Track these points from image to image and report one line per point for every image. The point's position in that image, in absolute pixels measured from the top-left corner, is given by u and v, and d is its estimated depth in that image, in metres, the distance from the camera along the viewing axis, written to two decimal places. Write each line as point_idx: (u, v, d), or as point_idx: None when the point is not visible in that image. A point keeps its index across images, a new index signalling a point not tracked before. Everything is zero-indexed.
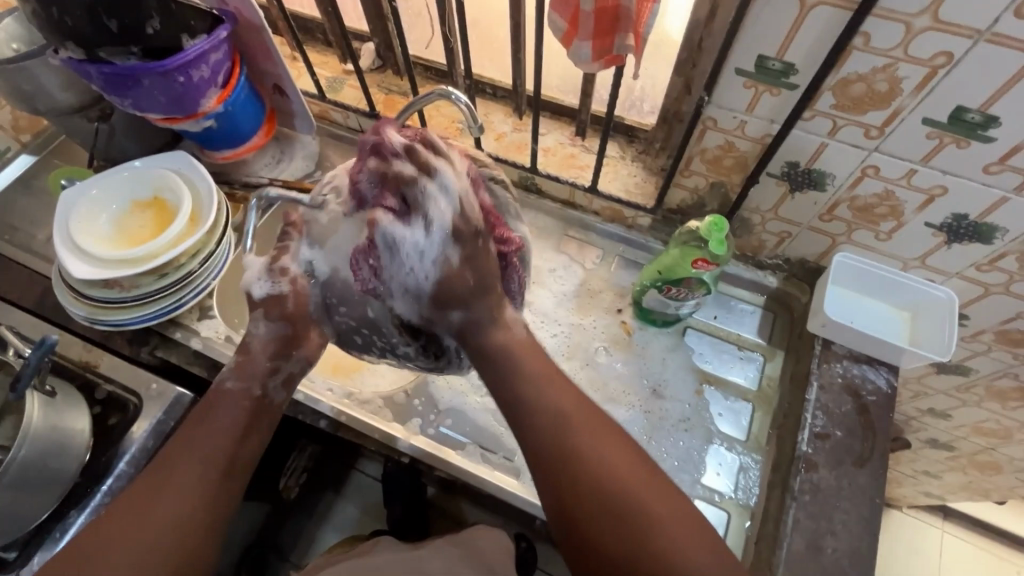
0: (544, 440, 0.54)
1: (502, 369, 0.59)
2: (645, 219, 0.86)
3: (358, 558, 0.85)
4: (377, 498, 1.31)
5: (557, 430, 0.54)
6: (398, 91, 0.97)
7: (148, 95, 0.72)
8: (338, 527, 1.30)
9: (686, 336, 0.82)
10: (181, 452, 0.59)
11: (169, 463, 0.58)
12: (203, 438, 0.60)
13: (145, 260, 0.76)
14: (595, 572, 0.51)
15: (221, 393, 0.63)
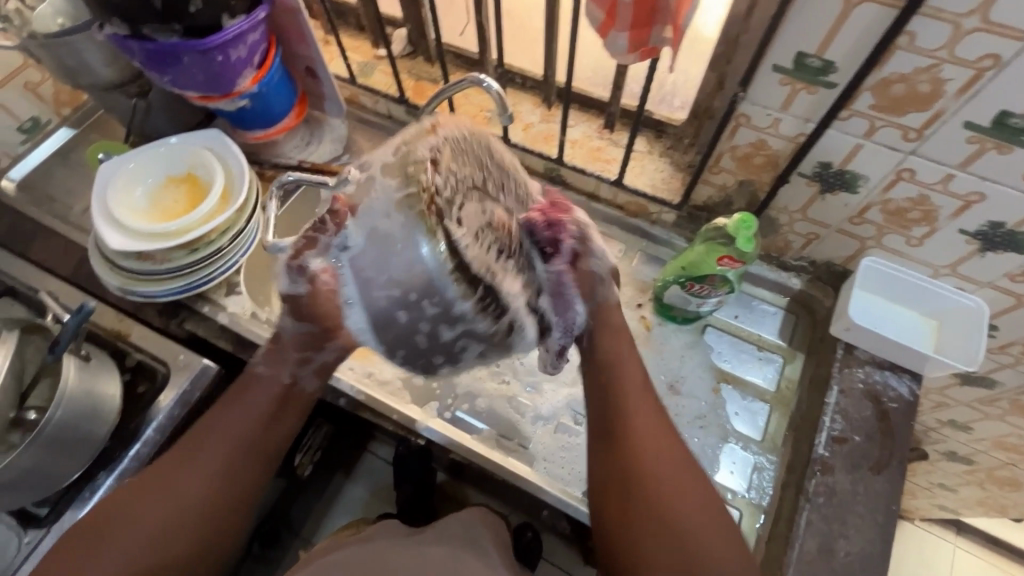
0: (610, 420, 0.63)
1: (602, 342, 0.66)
2: (670, 214, 0.86)
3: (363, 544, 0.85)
4: (388, 481, 1.36)
5: (620, 416, 0.63)
6: (428, 77, 0.97)
7: (187, 73, 0.74)
8: (348, 510, 1.34)
9: (705, 334, 0.81)
10: (212, 429, 0.62)
11: (201, 437, 0.62)
12: (231, 420, 0.63)
13: (179, 234, 0.78)
14: (617, 543, 0.59)
15: (254, 376, 0.65)
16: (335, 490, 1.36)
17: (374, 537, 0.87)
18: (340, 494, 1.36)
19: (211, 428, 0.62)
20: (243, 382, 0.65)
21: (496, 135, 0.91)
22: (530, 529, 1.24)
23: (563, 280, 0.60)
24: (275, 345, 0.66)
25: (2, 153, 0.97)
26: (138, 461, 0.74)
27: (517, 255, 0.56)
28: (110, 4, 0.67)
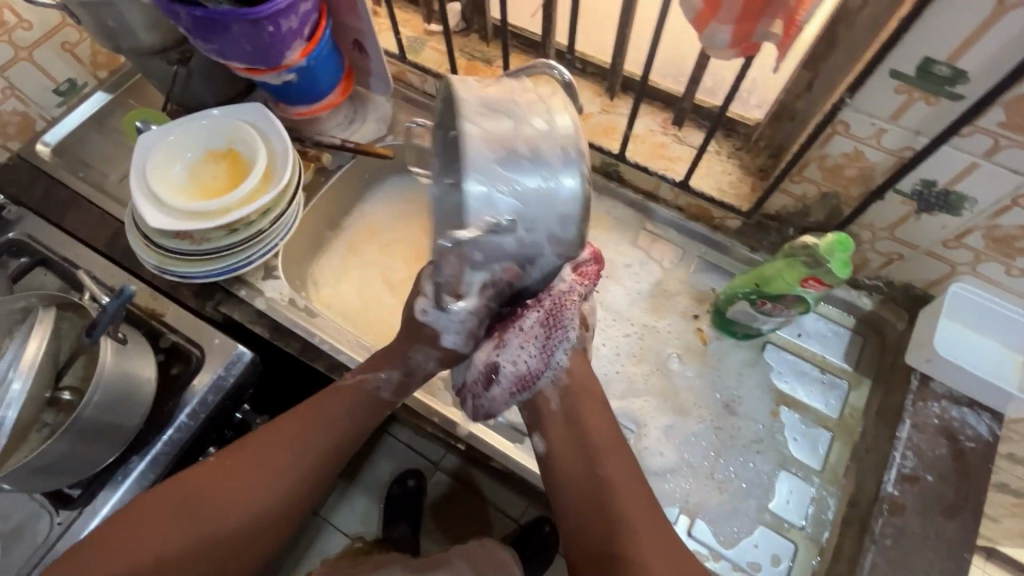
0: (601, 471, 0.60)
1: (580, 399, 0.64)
2: (735, 221, 0.80)
3: None
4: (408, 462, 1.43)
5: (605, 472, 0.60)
6: (481, 57, 0.91)
7: (235, 43, 0.69)
8: (367, 489, 1.41)
9: (765, 352, 0.77)
10: (287, 436, 0.66)
11: (273, 436, 0.66)
12: (309, 430, 0.66)
13: (218, 215, 0.75)
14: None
15: (348, 389, 0.68)
16: (357, 469, 1.42)
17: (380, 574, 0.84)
18: (361, 474, 1.42)
19: (285, 430, 0.66)
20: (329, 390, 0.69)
21: None
22: (548, 524, 1.30)
23: (567, 297, 0.59)
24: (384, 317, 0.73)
25: (37, 115, 0.93)
26: (171, 446, 0.73)
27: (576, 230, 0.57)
28: None
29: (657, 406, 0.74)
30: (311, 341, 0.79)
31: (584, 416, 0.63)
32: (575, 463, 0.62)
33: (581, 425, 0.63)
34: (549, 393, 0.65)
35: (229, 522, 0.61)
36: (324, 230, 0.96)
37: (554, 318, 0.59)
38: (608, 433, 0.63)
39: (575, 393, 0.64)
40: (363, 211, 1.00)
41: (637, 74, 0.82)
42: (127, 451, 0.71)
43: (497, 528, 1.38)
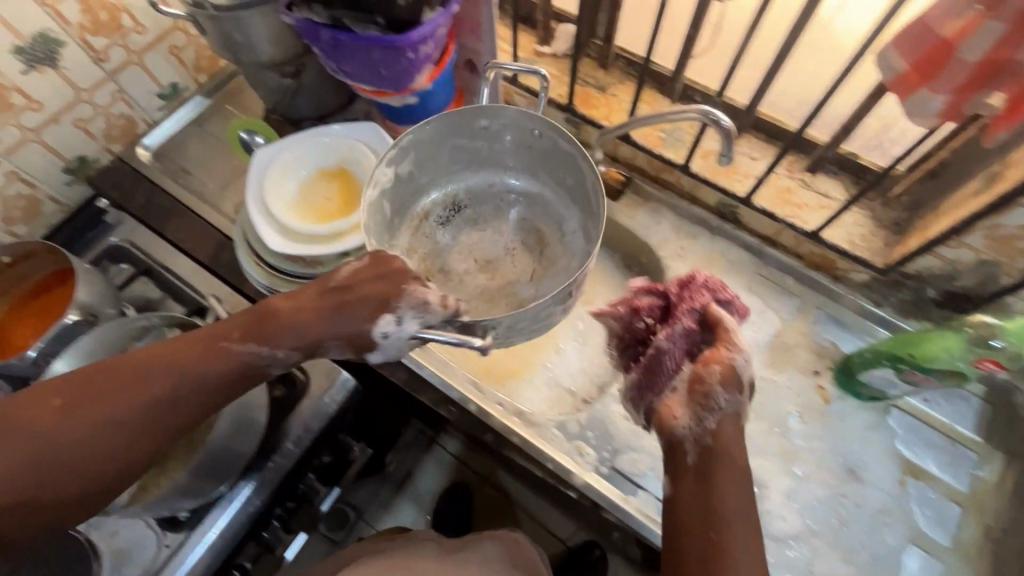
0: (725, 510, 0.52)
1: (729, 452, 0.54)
2: (861, 275, 0.77)
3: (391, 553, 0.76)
4: (456, 476, 1.41)
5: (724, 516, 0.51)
6: (595, 84, 0.88)
7: (372, 67, 0.67)
8: (414, 498, 1.40)
9: (890, 416, 0.73)
10: (148, 378, 0.52)
11: (133, 384, 0.51)
12: (172, 376, 0.52)
13: (335, 240, 0.73)
14: None
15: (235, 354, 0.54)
16: (405, 479, 1.40)
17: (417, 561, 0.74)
18: (410, 481, 1.41)
19: (142, 382, 0.52)
20: (207, 350, 0.54)
21: (670, 160, 0.82)
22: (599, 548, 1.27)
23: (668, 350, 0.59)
24: (327, 279, 0.57)
25: (140, 118, 0.92)
26: (275, 473, 0.72)
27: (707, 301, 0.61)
28: None
29: (777, 468, 0.71)
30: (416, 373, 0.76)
31: (716, 480, 0.53)
32: (695, 523, 0.52)
33: (708, 483, 0.53)
34: (687, 446, 0.56)
35: (50, 470, 0.49)
36: None
37: (652, 364, 0.61)
38: (737, 493, 0.52)
39: (713, 446, 0.54)
40: None
41: (793, 126, 0.75)
42: (238, 479, 0.70)
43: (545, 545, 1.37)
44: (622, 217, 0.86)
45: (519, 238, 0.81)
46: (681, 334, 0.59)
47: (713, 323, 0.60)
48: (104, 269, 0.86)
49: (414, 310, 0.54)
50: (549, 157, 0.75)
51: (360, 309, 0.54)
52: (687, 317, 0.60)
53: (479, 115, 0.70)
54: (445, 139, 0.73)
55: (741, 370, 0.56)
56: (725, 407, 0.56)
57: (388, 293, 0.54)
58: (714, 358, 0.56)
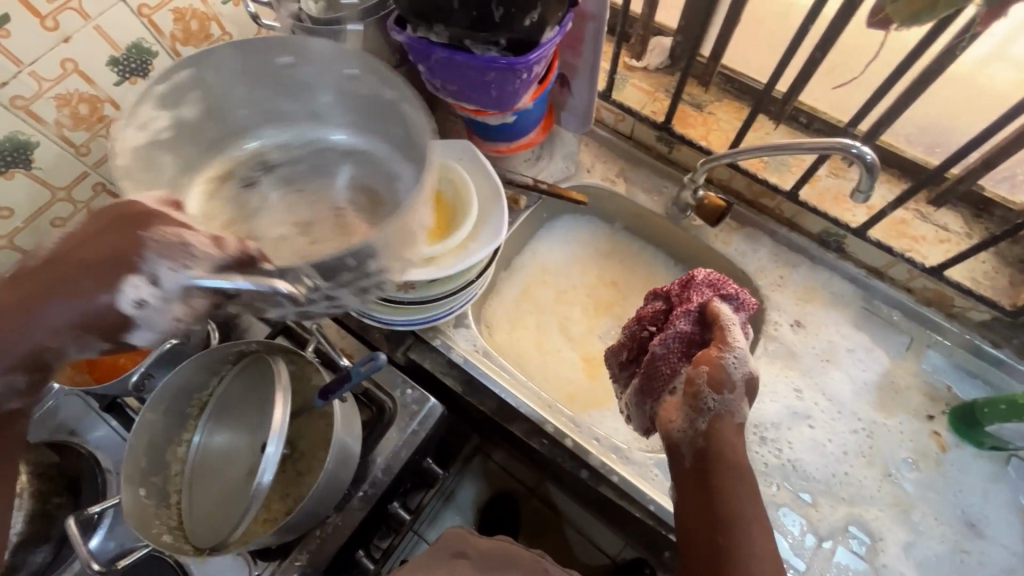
0: (718, 497, 0.53)
1: (722, 450, 0.55)
2: (981, 314, 0.73)
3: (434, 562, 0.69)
4: (503, 486, 1.29)
5: (723, 506, 0.52)
6: (692, 102, 0.84)
7: (481, 88, 0.64)
8: (461, 511, 1.27)
9: (1011, 466, 0.69)
10: None
11: None
12: None
13: (439, 259, 0.71)
14: None
15: None
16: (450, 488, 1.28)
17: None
18: (457, 493, 1.28)
19: None
20: None
21: (771, 183, 0.78)
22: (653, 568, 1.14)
23: (669, 350, 0.61)
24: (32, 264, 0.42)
25: None
26: (365, 503, 0.69)
27: (706, 302, 0.62)
28: (440, 12, 0.57)
29: (893, 519, 0.67)
30: (509, 403, 0.74)
31: (718, 486, 0.53)
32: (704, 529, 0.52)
33: (710, 489, 0.53)
34: (683, 447, 0.57)
35: None
36: (497, 271, 0.90)
37: (650, 370, 0.62)
38: (743, 495, 0.52)
39: (706, 442, 0.56)
40: (537, 250, 0.93)
41: (931, 162, 0.72)
42: (331, 510, 0.68)
43: (591, 565, 1.23)
44: (717, 241, 0.82)
45: (346, 198, 0.66)
46: (675, 337, 0.61)
47: (710, 322, 0.61)
48: None
49: (170, 259, 0.42)
50: (370, 102, 0.66)
51: (88, 275, 0.41)
52: (684, 320, 0.62)
53: (276, 50, 0.62)
54: (240, 74, 0.64)
55: (731, 369, 0.56)
56: (716, 407, 0.56)
57: (116, 254, 0.41)
58: (703, 358, 0.57)
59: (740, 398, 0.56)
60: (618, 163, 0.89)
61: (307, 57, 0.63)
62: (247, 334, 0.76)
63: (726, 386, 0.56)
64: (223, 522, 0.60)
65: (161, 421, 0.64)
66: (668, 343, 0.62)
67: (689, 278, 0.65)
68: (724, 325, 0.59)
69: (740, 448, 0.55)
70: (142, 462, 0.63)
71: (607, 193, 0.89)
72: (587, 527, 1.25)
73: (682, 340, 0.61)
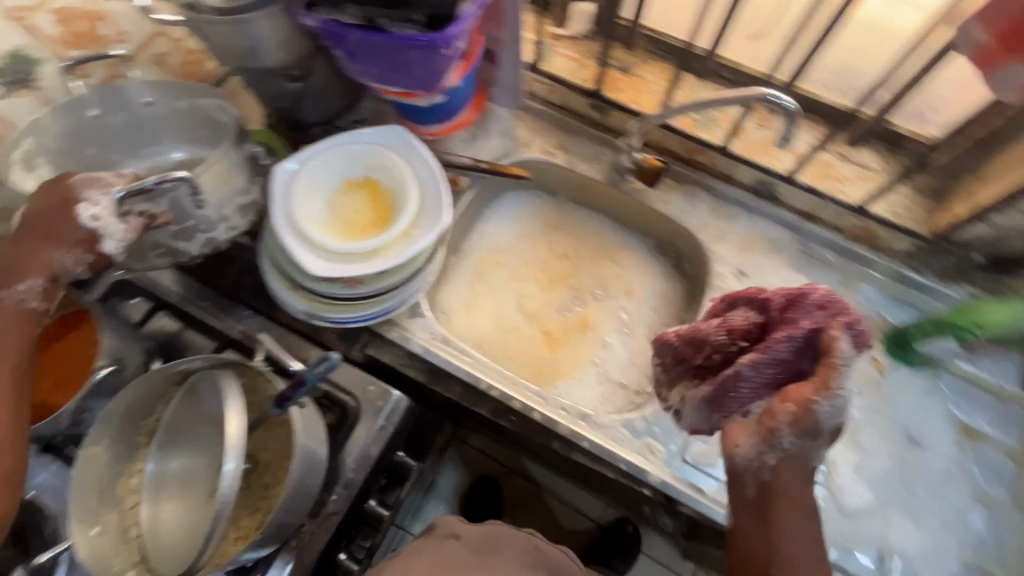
0: (785, 539, 0.54)
1: (790, 493, 0.55)
2: (904, 243, 0.77)
3: (421, 552, 0.69)
4: (482, 468, 1.30)
5: (786, 549, 0.54)
6: (619, 66, 0.84)
7: (405, 68, 0.62)
8: (443, 499, 1.28)
9: (941, 381, 0.74)
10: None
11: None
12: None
13: (383, 250, 0.69)
14: None
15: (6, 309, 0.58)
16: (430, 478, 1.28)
17: (443, 565, 0.67)
18: (436, 482, 1.29)
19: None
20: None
21: (703, 139, 0.81)
22: (632, 523, 1.19)
23: (759, 372, 0.57)
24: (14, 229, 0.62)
25: None
26: (340, 505, 0.68)
27: (815, 329, 0.54)
28: None
29: (844, 445, 0.72)
30: (475, 387, 0.74)
31: (778, 524, 0.55)
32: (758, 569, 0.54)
33: (770, 525, 0.55)
34: (747, 478, 0.56)
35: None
36: (447, 257, 0.89)
37: (727, 385, 0.59)
38: (797, 540, 0.54)
39: (775, 480, 0.55)
40: (484, 231, 0.92)
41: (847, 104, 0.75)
42: (305, 518, 0.66)
43: (575, 530, 1.26)
44: (658, 203, 0.84)
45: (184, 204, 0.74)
46: (767, 363, 0.56)
47: (813, 353, 0.54)
48: (114, 305, 0.71)
49: (99, 188, 0.60)
50: (181, 116, 0.76)
51: (53, 214, 0.59)
52: (785, 346, 0.55)
53: (82, 104, 0.69)
54: (69, 138, 0.71)
55: (822, 416, 0.52)
56: (790, 447, 0.54)
57: (67, 194, 0.59)
58: (793, 396, 0.53)
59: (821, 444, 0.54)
60: (556, 134, 0.87)
61: (114, 106, 0.71)
62: (191, 351, 0.73)
63: (811, 434, 0.53)
64: (190, 547, 0.58)
65: (109, 454, 0.61)
66: (760, 369, 0.56)
67: (800, 295, 0.56)
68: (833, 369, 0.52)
69: (803, 492, 0.56)
70: (92, 499, 0.59)
71: (548, 167, 0.88)
72: (567, 494, 1.28)
73: (776, 366, 0.56)
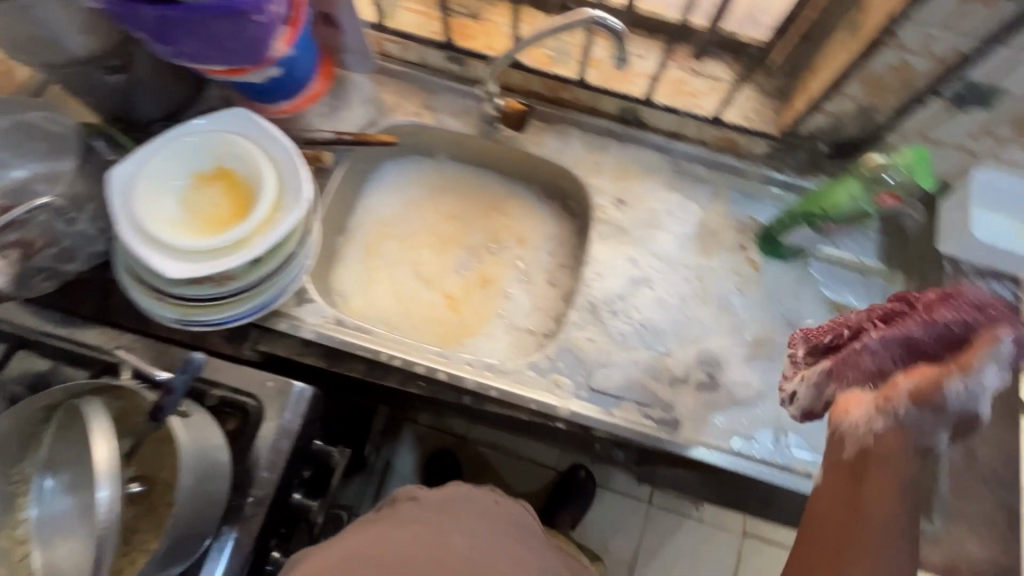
0: (870, 500, 0.47)
1: (898, 458, 0.47)
2: (762, 146, 0.81)
3: (376, 522, 0.68)
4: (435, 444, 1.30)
5: (868, 509, 0.47)
6: (468, 14, 0.84)
7: (217, 43, 0.58)
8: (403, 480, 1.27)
9: (812, 269, 0.80)
10: None
11: None
12: None
13: (248, 240, 0.66)
14: None
15: None
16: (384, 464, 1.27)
17: (397, 525, 0.66)
18: (394, 463, 1.28)
19: None
20: None
21: (564, 76, 0.82)
22: (584, 468, 1.22)
23: (887, 346, 0.50)
24: None
25: None
26: (258, 506, 0.67)
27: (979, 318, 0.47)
28: None
29: (731, 343, 0.76)
30: (376, 360, 0.73)
31: (869, 487, 0.48)
32: (831, 533, 0.48)
33: (860, 486, 0.48)
34: (845, 440, 0.50)
35: None
36: (334, 238, 0.86)
37: (846, 356, 0.53)
38: (890, 516, 0.46)
39: (878, 449, 0.48)
40: (368, 206, 0.90)
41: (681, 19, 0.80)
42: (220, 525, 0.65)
43: (533, 479, 1.29)
44: (532, 146, 0.84)
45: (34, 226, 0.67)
46: (899, 339, 0.50)
47: (962, 342, 0.47)
48: None
49: None
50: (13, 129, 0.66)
51: None
52: (928, 325, 0.49)
53: None
54: None
55: (951, 397, 0.46)
56: (904, 422, 0.47)
57: None
58: (926, 373, 0.47)
59: (940, 423, 0.47)
60: (420, 93, 0.84)
61: None
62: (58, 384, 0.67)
63: (938, 411, 0.46)
64: None
65: None
66: (887, 343, 0.50)
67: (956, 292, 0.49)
68: (982, 355, 0.45)
69: (911, 471, 0.48)
70: None
71: (416, 128, 0.85)
72: (522, 451, 1.31)
73: (915, 347, 0.49)
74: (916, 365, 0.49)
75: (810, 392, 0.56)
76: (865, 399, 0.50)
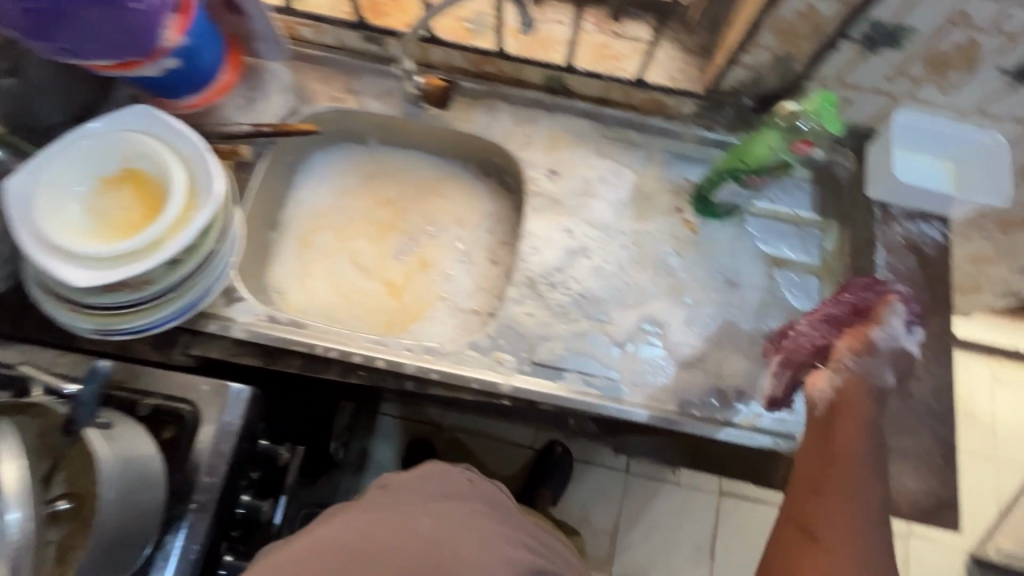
0: (840, 443, 0.60)
1: (857, 408, 0.61)
2: (689, 105, 0.81)
3: (345, 510, 0.65)
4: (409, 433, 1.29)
5: (841, 449, 0.59)
6: None
7: (95, 36, 0.56)
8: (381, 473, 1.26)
9: (748, 224, 0.80)
10: None
11: None
12: None
13: (163, 241, 0.63)
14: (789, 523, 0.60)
15: None
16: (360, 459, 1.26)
17: (363, 512, 0.63)
18: (371, 453, 1.27)
19: None
20: None
21: (486, 48, 0.81)
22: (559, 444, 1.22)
23: (820, 328, 0.66)
24: None
25: None
26: (201, 512, 0.65)
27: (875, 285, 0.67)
28: None
29: (671, 305, 0.76)
30: (314, 353, 0.71)
31: (836, 433, 0.60)
32: (816, 467, 0.60)
33: (830, 433, 0.61)
34: (815, 401, 0.64)
35: None
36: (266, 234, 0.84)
37: (794, 347, 0.68)
38: (853, 448, 0.59)
39: (842, 399, 0.62)
40: (299, 199, 0.87)
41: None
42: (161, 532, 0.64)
43: (510, 460, 1.29)
44: (460, 122, 0.82)
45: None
46: (821, 319, 0.67)
47: (869, 309, 0.65)
48: None
49: None
50: None
51: None
52: (838, 302, 0.67)
53: None
54: None
55: (880, 341, 0.63)
56: (854, 370, 0.63)
57: None
58: (854, 334, 0.64)
59: (883, 364, 0.63)
60: (340, 78, 0.82)
61: None
62: None
63: (868, 353, 0.63)
64: None
65: None
66: (817, 325, 0.67)
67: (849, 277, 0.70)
68: (885, 306, 0.64)
69: (872, 413, 0.61)
70: None
71: (339, 114, 0.83)
72: (496, 432, 1.31)
73: (840, 321, 0.66)
74: (845, 333, 0.65)
75: (776, 381, 0.70)
76: (823, 373, 0.64)
